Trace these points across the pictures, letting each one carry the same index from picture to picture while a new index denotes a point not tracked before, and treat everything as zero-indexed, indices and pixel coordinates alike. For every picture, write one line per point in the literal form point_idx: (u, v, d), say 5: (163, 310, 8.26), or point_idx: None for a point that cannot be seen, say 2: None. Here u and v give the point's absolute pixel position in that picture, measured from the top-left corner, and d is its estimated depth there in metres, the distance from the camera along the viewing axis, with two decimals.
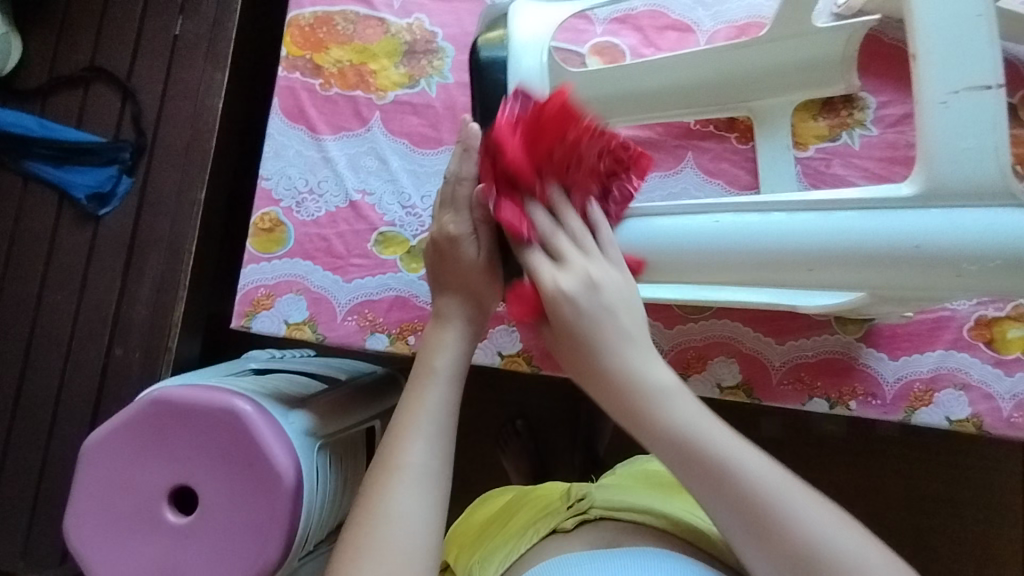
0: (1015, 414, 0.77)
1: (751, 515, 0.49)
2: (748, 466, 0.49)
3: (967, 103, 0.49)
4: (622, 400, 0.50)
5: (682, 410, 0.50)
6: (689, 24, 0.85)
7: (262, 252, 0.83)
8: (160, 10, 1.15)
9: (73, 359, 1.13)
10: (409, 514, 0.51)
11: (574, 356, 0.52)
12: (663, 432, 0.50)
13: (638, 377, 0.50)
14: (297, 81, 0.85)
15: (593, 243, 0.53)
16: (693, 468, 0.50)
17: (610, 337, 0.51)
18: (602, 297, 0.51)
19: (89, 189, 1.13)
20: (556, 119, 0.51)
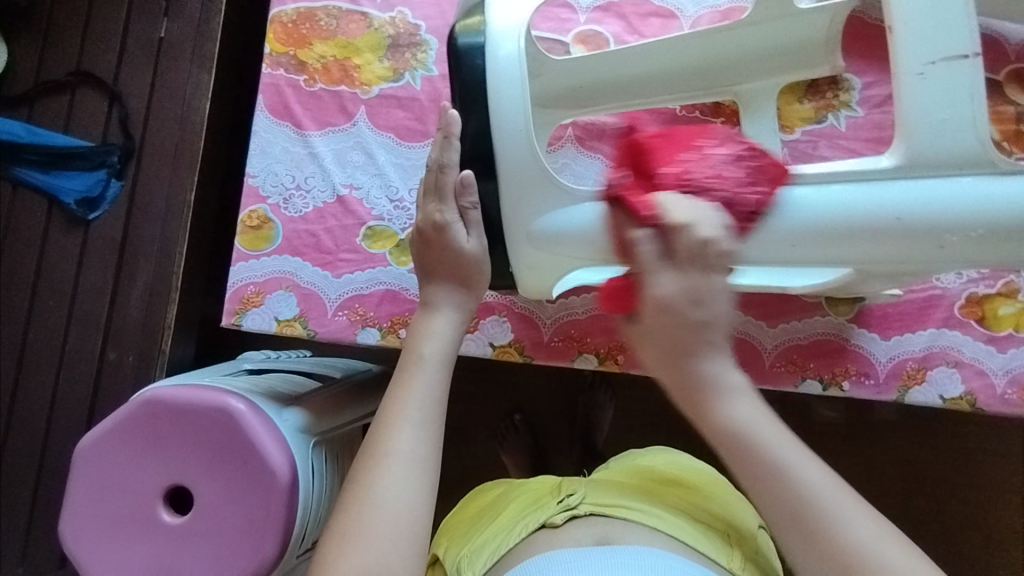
0: (1009, 390, 0.77)
1: (806, 524, 0.46)
2: (809, 476, 0.47)
3: (944, 73, 0.50)
4: (694, 397, 0.50)
5: (749, 411, 0.49)
6: (672, 10, 0.85)
7: (250, 249, 0.82)
8: (145, 14, 1.15)
9: (66, 364, 1.12)
10: (398, 500, 0.51)
11: (657, 353, 0.51)
12: (723, 430, 0.49)
13: (706, 375, 0.50)
14: (281, 78, 0.85)
15: (715, 255, 0.49)
16: (755, 470, 0.48)
17: (695, 337, 0.49)
18: (700, 307, 0.48)
19: (79, 194, 1.12)
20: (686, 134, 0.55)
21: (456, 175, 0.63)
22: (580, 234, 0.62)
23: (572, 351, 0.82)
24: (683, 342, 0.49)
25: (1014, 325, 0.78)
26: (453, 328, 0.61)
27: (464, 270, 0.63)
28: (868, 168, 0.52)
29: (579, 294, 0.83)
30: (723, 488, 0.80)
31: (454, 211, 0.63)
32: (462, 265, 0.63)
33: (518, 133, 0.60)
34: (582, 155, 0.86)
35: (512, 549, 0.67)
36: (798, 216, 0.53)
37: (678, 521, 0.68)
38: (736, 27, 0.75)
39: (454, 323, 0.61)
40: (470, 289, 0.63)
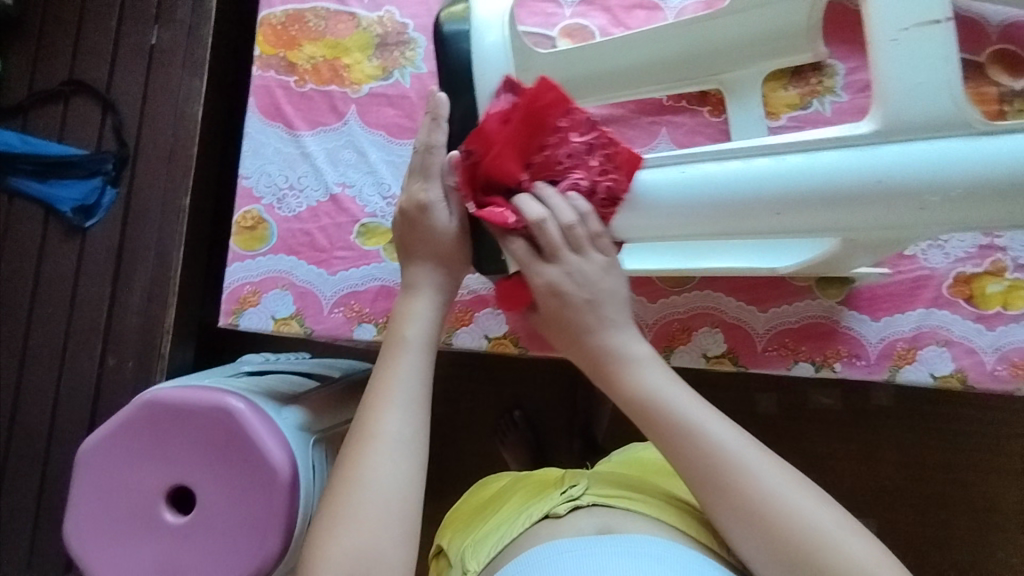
0: (999, 366, 0.78)
1: (711, 470, 0.54)
2: (710, 430, 0.56)
3: (917, 39, 0.50)
4: (600, 368, 0.61)
5: (650, 376, 0.59)
6: (656, 2, 0.86)
7: (245, 250, 0.83)
8: (136, 22, 1.15)
9: (66, 372, 1.13)
10: (386, 479, 0.54)
11: (560, 331, 0.63)
12: (634, 399, 0.59)
13: (613, 349, 0.61)
14: (272, 80, 0.86)
15: (583, 240, 0.60)
16: (664, 433, 0.57)
17: (591, 317, 0.61)
18: (585, 288, 0.61)
19: (74, 202, 1.13)
20: (542, 113, 0.59)
21: (443, 159, 0.63)
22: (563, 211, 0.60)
23: None
24: (569, 317, 0.61)
25: (1002, 303, 0.79)
26: (433, 310, 0.64)
27: (444, 251, 0.65)
28: (846, 134, 0.52)
29: None
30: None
31: (439, 195, 0.63)
32: (442, 248, 0.64)
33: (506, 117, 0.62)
34: None
35: (514, 540, 0.68)
36: (668, 194, 0.57)
37: (680, 512, 0.69)
38: (720, 15, 0.76)
39: (434, 304, 0.65)
40: (448, 270, 0.65)
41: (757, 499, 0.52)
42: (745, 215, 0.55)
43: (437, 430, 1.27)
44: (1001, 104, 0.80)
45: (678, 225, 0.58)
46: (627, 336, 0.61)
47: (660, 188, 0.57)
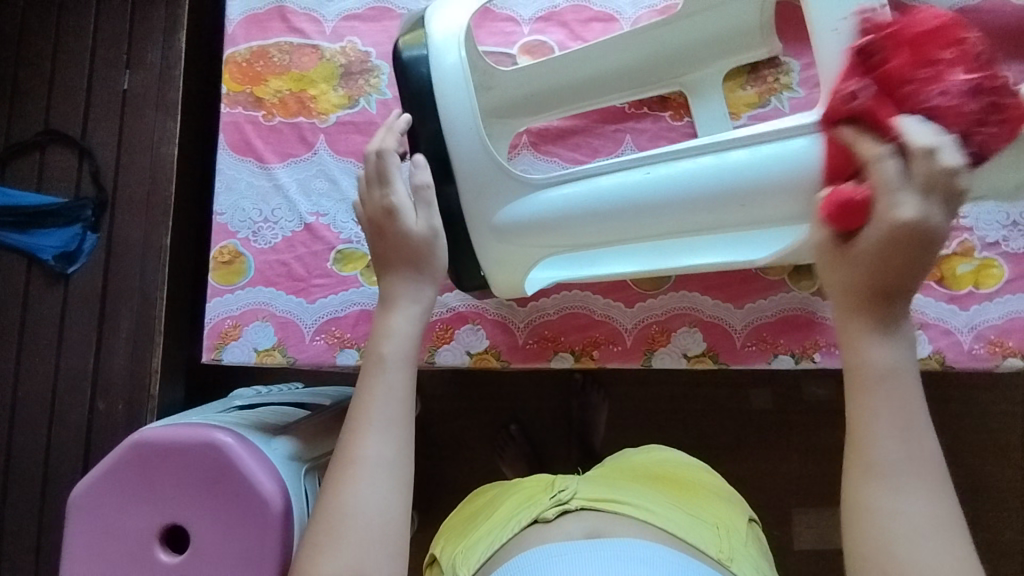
0: (976, 345, 0.79)
1: (917, 485, 0.44)
2: (926, 445, 0.44)
3: (853, 27, 0.60)
4: (851, 326, 0.46)
5: (896, 355, 0.45)
6: (611, 14, 0.88)
7: (224, 284, 0.84)
8: (107, 68, 1.16)
9: (56, 419, 1.13)
10: (367, 504, 0.54)
11: (840, 268, 0.45)
12: (870, 365, 0.45)
13: (890, 309, 0.45)
14: (240, 116, 0.87)
15: (960, 181, 0.41)
16: (883, 414, 0.44)
17: (904, 271, 0.43)
18: (930, 239, 0.41)
19: (56, 250, 1.14)
20: (936, 44, 0.48)
21: (399, 163, 0.63)
22: (541, 221, 0.68)
23: (547, 351, 0.84)
24: (897, 272, 0.43)
25: (973, 282, 0.80)
26: (416, 318, 0.62)
27: (414, 251, 0.63)
28: (800, 121, 0.59)
29: (550, 295, 0.85)
30: (714, 483, 0.81)
31: (401, 192, 0.63)
32: (411, 245, 0.62)
33: (470, 133, 0.65)
34: (538, 159, 0.88)
35: (505, 544, 0.69)
36: None
37: (669, 514, 0.69)
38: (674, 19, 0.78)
39: (418, 311, 0.62)
40: (424, 266, 0.63)
41: (944, 540, 0.43)
42: (720, 205, 0.63)
43: (432, 451, 1.26)
44: None
45: (650, 221, 0.66)
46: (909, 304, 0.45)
47: (631, 189, 0.65)
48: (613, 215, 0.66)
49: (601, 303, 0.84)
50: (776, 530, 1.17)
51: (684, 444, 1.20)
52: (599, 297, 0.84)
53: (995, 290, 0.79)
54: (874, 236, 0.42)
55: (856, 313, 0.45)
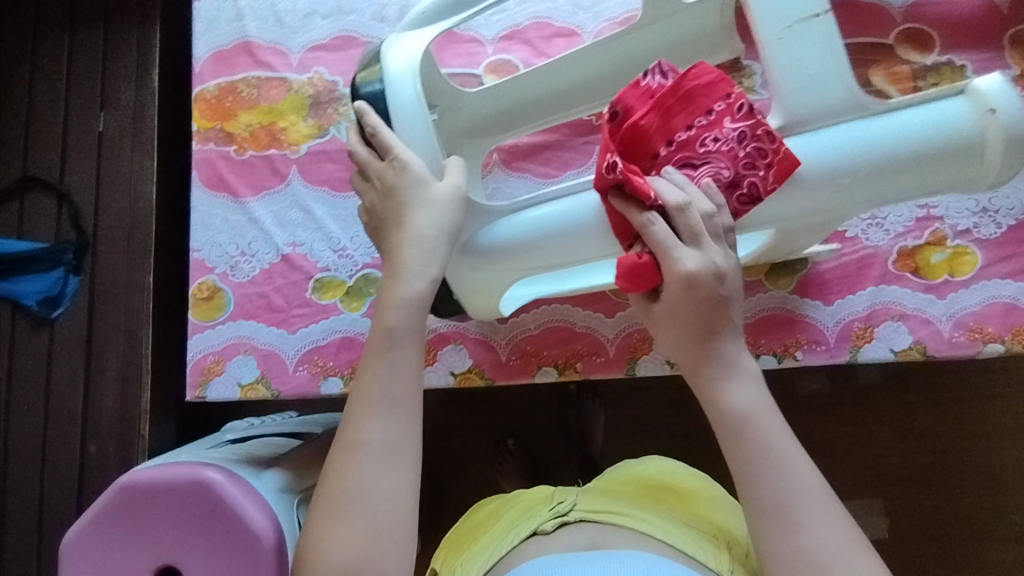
0: (956, 333, 0.79)
1: (806, 509, 0.51)
2: (800, 470, 0.53)
3: (799, 33, 0.58)
4: (701, 367, 0.57)
5: (745, 391, 0.56)
6: (574, 28, 0.89)
7: (204, 320, 0.84)
8: (81, 111, 1.16)
9: (48, 465, 1.12)
10: (374, 490, 0.54)
11: (671, 326, 0.59)
12: (727, 406, 0.55)
13: (721, 353, 0.57)
14: (212, 152, 0.88)
15: (716, 228, 0.56)
16: (748, 459, 0.54)
17: (717, 318, 0.56)
18: (716, 282, 0.56)
19: (39, 295, 1.13)
20: (697, 91, 0.58)
21: (390, 132, 0.64)
22: (497, 247, 0.68)
23: (531, 366, 0.84)
24: (704, 316, 0.56)
25: (948, 271, 0.80)
26: (427, 282, 0.60)
27: (431, 192, 0.62)
28: None
29: (531, 311, 0.85)
30: (711, 491, 0.80)
31: (402, 148, 0.62)
32: (426, 191, 0.62)
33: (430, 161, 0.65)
34: (509, 177, 0.89)
35: (503, 557, 0.68)
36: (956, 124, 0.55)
37: (666, 524, 0.68)
38: (636, 29, 0.77)
39: (428, 275, 0.60)
40: (445, 202, 0.61)
41: (834, 561, 0.50)
42: None
43: (430, 471, 1.26)
44: (914, 80, 0.84)
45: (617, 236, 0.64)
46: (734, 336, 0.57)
47: (591, 207, 0.63)
48: (564, 237, 0.65)
49: (581, 314, 0.84)
50: None
51: (679, 449, 1.20)
52: (579, 309, 0.84)
53: (970, 277, 0.80)
54: (669, 295, 0.57)
55: (700, 357, 0.57)
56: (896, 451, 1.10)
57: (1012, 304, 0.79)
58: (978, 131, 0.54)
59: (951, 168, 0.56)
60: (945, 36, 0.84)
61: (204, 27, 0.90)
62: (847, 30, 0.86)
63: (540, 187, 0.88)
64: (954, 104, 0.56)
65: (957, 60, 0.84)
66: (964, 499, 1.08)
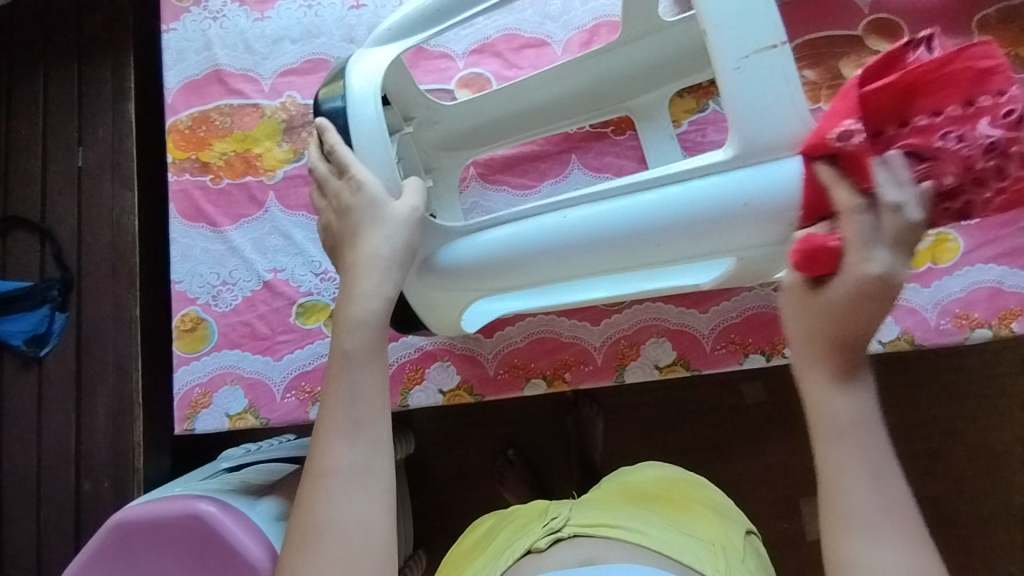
0: (943, 321, 0.79)
1: (898, 535, 0.49)
2: (897, 487, 0.50)
3: (758, 64, 0.55)
4: (816, 371, 0.53)
5: (860, 406, 0.52)
6: (543, 38, 0.89)
7: (189, 352, 0.84)
8: (59, 147, 1.15)
9: (45, 505, 1.11)
10: (345, 516, 0.55)
11: (811, 322, 0.53)
12: (834, 398, 0.52)
13: (852, 361, 0.52)
14: (188, 182, 0.88)
15: (902, 241, 0.50)
16: (848, 468, 0.50)
17: (864, 325, 0.51)
18: (884, 292, 0.50)
19: (26, 334, 1.12)
20: (953, 80, 0.50)
21: (348, 150, 0.64)
22: (460, 266, 0.69)
23: (520, 379, 0.84)
24: (855, 322, 0.51)
25: (931, 258, 0.80)
26: (381, 302, 0.60)
27: (382, 215, 0.61)
28: (711, 161, 0.58)
29: (515, 323, 0.85)
30: (709, 496, 0.79)
31: (360, 168, 0.62)
32: (381, 211, 0.61)
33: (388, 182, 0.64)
34: (487, 190, 0.89)
35: None
36: None
37: (663, 534, 0.67)
38: (618, 46, 0.76)
39: (382, 294, 0.60)
40: (398, 222, 0.61)
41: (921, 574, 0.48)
42: (633, 245, 0.62)
43: (432, 487, 1.25)
44: None
45: (578, 262, 0.65)
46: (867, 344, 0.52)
47: (551, 232, 0.64)
48: (519, 261, 0.66)
49: (568, 324, 0.84)
50: (787, 524, 1.16)
51: (679, 450, 1.19)
52: (565, 320, 0.84)
53: (953, 263, 0.80)
54: (829, 296, 0.52)
55: (823, 357, 0.52)
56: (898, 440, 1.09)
57: (997, 288, 0.79)
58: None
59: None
60: (913, 25, 0.84)
61: (174, 58, 0.90)
62: (816, 24, 0.86)
63: (518, 198, 0.88)
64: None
65: None
66: (968, 483, 1.07)
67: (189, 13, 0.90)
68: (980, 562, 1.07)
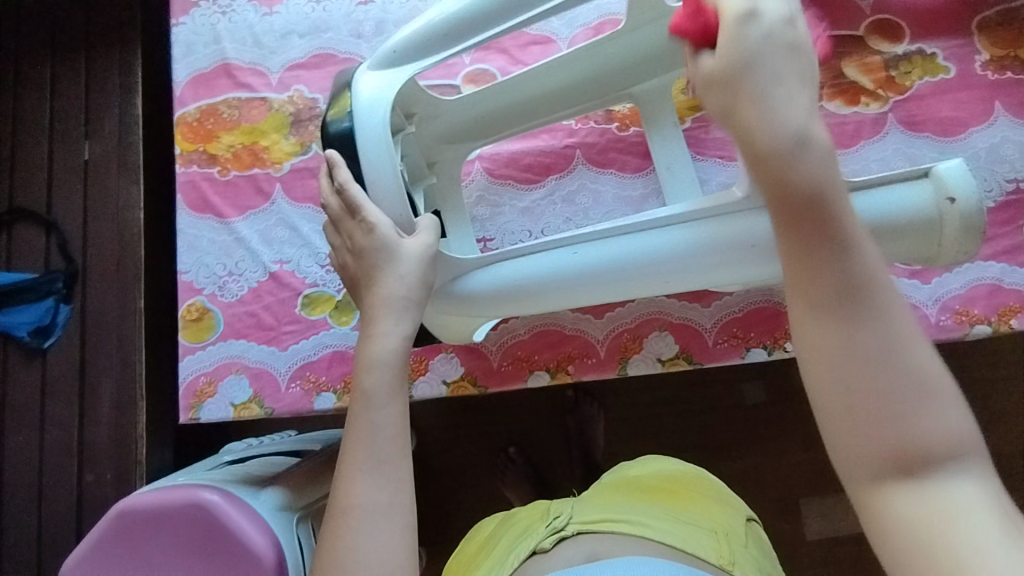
0: (943, 317, 0.80)
1: (874, 313, 0.36)
2: (869, 255, 0.37)
3: None
4: (751, 143, 0.37)
5: (825, 152, 0.37)
6: (549, 35, 0.90)
7: (194, 341, 0.85)
8: (66, 140, 1.16)
9: (46, 496, 1.11)
10: (372, 558, 0.52)
11: (722, 88, 0.38)
12: (781, 152, 0.36)
13: (791, 112, 0.37)
14: (196, 174, 0.88)
15: None
16: (809, 244, 0.36)
17: (786, 71, 0.38)
18: (781, 30, 0.38)
19: (31, 325, 1.12)
20: None
21: (359, 187, 0.63)
22: (479, 296, 0.69)
23: (523, 371, 0.85)
24: (774, 70, 0.37)
25: None
26: (400, 340, 0.59)
27: (397, 255, 0.61)
28: (724, 203, 0.63)
29: (519, 316, 0.86)
30: (712, 488, 0.80)
31: (371, 208, 0.62)
32: (394, 251, 0.61)
33: (403, 214, 0.64)
34: (493, 185, 0.90)
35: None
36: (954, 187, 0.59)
37: (663, 525, 0.67)
38: (619, 36, 0.77)
39: (401, 333, 0.59)
40: (411, 261, 0.61)
41: (895, 357, 0.36)
42: (644, 281, 0.67)
43: (433, 483, 1.25)
44: (886, 70, 0.85)
45: (594, 288, 0.68)
46: (805, 87, 0.38)
47: (572, 264, 0.66)
48: (543, 291, 0.68)
49: (571, 318, 0.85)
50: (786, 522, 1.17)
51: (679, 448, 1.19)
52: (568, 313, 0.85)
53: None
54: (716, 60, 0.39)
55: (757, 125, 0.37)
56: None
57: (996, 285, 0.79)
58: (938, 216, 0.59)
59: (914, 243, 0.61)
60: (914, 25, 0.85)
61: (183, 51, 0.91)
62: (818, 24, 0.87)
63: (523, 193, 0.89)
64: (921, 189, 0.60)
65: (926, 48, 0.85)
66: None
67: (198, 6, 0.91)
68: None
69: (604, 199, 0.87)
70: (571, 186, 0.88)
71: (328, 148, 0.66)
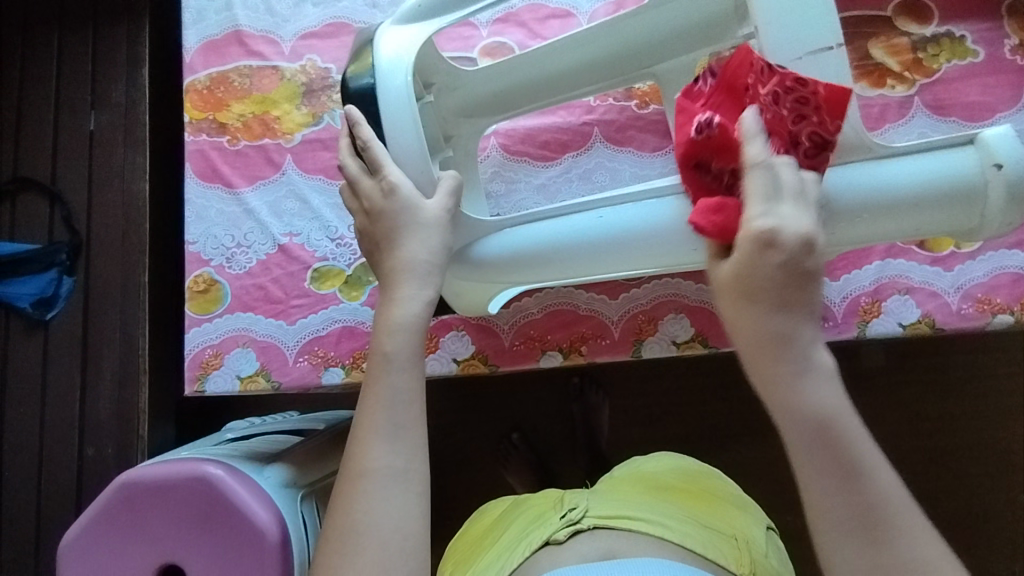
0: (964, 305, 0.78)
1: (885, 530, 0.44)
2: (883, 483, 0.44)
3: (812, 64, 0.54)
4: (767, 372, 0.46)
5: (828, 391, 0.45)
6: (568, 9, 0.88)
7: (201, 313, 0.83)
8: (71, 108, 1.14)
9: (47, 468, 1.10)
10: (386, 523, 0.51)
11: (736, 302, 0.47)
12: (785, 376, 0.45)
13: (792, 349, 0.45)
14: (205, 143, 0.86)
15: (801, 196, 0.46)
16: (827, 473, 0.44)
17: (797, 296, 0.45)
18: (794, 251, 0.45)
19: (33, 297, 1.10)
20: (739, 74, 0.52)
21: (382, 146, 0.61)
22: (497, 262, 0.69)
23: (535, 350, 0.83)
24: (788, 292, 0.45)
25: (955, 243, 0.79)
26: (423, 305, 0.58)
27: (419, 217, 0.60)
28: None
29: (533, 295, 0.85)
30: (724, 488, 0.78)
31: (394, 169, 0.60)
32: (417, 214, 0.60)
33: (423, 174, 0.62)
34: (508, 161, 0.89)
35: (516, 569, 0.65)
36: (1002, 154, 0.55)
37: (685, 528, 0.66)
38: (640, 11, 0.74)
39: (423, 297, 0.58)
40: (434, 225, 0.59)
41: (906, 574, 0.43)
42: (668, 252, 0.63)
43: (437, 467, 1.24)
44: (914, 52, 0.83)
45: (611, 261, 0.66)
46: (808, 316, 0.46)
47: (588, 232, 0.65)
48: (553, 257, 0.67)
49: (585, 298, 0.83)
50: (791, 516, 1.15)
51: (685, 437, 1.18)
52: (582, 292, 0.83)
53: (976, 249, 0.79)
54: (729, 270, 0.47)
55: (767, 352, 0.46)
56: (905, 435, 1.08)
57: (1020, 274, 0.78)
58: (981, 184, 0.55)
59: (952, 214, 0.57)
60: (943, 8, 0.83)
61: (194, 17, 0.89)
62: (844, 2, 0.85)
63: (539, 170, 0.88)
64: (962, 155, 0.56)
65: (956, 30, 0.83)
66: (973, 482, 1.06)
67: None
68: (984, 561, 1.06)
69: (621, 177, 0.86)
70: (588, 164, 0.87)
71: (347, 104, 0.64)
